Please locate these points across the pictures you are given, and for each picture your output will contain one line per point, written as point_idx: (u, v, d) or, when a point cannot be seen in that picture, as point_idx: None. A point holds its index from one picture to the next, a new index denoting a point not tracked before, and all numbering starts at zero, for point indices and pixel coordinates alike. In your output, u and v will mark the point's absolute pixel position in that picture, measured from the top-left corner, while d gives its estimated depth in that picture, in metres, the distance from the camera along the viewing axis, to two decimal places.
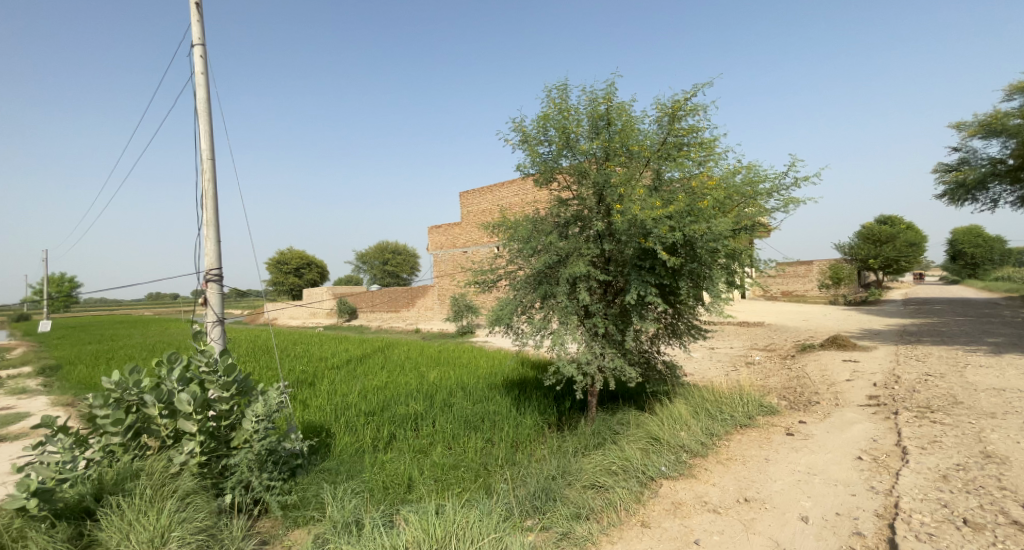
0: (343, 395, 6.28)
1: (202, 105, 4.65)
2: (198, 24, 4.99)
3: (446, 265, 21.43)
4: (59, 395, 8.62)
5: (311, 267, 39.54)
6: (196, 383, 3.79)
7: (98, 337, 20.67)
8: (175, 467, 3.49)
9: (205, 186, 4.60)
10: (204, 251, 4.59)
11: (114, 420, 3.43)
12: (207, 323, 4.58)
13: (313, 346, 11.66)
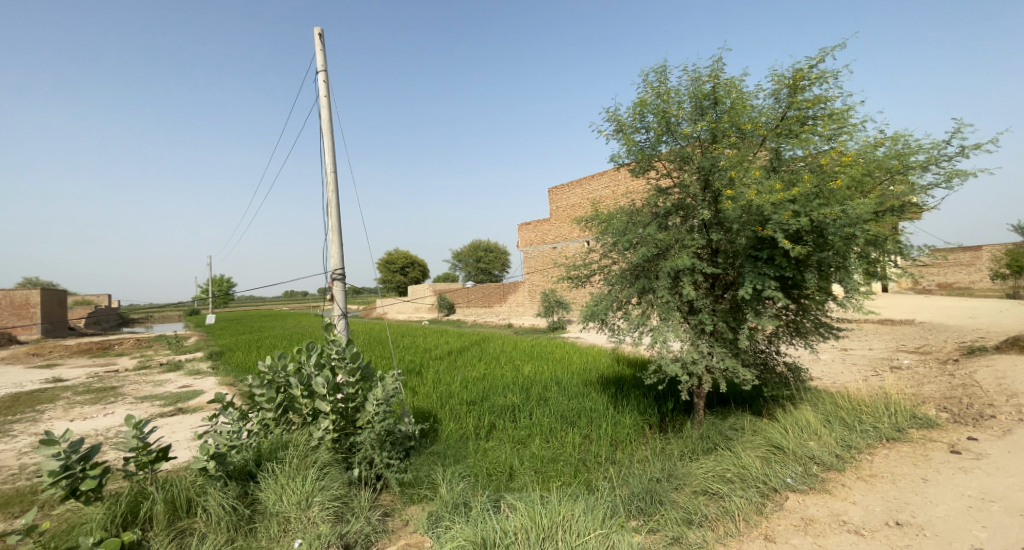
0: (446, 384, 6.66)
1: (326, 124, 5.24)
2: (322, 53, 5.63)
3: (537, 261, 21.58)
4: (222, 377, 10.33)
5: (415, 266, 42.42)
6: (328, 368, 4.28)
7: (246, 329, 24.26)
8: (314, 441, 3.99)
9: (330, 196, 5.18)
10: (330, 253, 5.19)
11: (268, 397, 4.04)
12: (333, 316, 5.18)
13: (416, 339, 12.51)
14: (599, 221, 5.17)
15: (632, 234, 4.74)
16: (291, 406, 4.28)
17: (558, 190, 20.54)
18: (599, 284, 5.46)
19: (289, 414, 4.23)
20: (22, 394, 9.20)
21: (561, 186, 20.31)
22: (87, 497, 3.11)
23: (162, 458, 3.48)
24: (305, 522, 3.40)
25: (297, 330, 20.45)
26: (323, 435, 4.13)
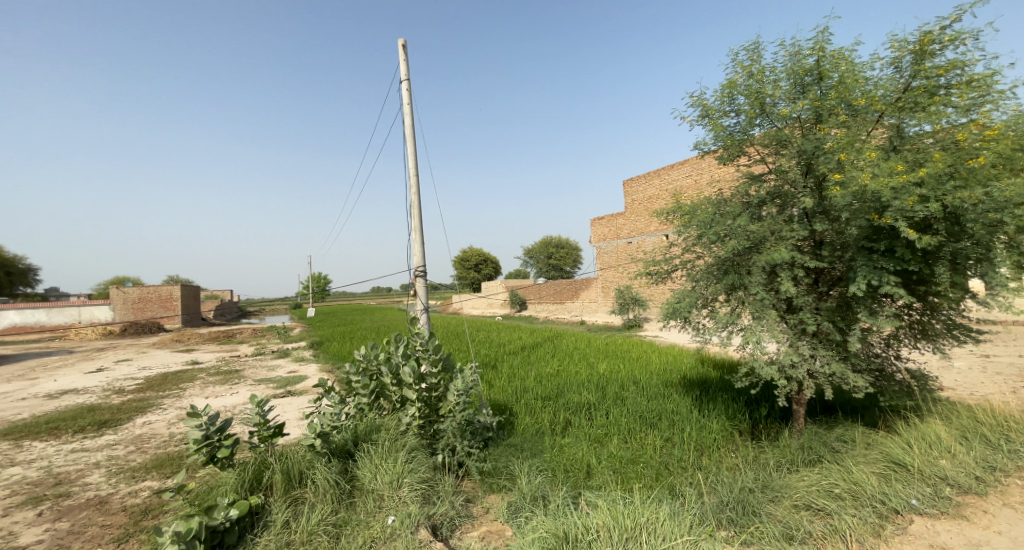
0: (520, 379, 6.72)
1: (409, 130, 5.53)
2: (406, 63, 5.95)
3: (610, 257, 21.03)
4: (320, 365, 11.33)
5: (488, 262, 43.28)
6: (413, 358, 4.52)
7: (338, 322, 26.37)
8: (402, 427, 4.25)
9: (413, 198, 5.46)
10: (413, 251, 5.48)
11: (363, 384, 4.37)
12: (416, 311, 5.46)
13: (490, 334, 12.78)
14: (681, 213, 4.89)
15: (721, 226, 4.43)
16: (382, 393, 4.59)
17: (633, 182, 19.82)
18: (681, 280, 5.18)
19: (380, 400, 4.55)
20: (166, 374, 10.80)
21: (637, 178, 19.56)
22: (222, 463, 3.61)
23: (279, 433, 3.93)
24: (397, 501, 3.65)
25: (381, 323, 21.83)
26: (410, 421, 4.38)
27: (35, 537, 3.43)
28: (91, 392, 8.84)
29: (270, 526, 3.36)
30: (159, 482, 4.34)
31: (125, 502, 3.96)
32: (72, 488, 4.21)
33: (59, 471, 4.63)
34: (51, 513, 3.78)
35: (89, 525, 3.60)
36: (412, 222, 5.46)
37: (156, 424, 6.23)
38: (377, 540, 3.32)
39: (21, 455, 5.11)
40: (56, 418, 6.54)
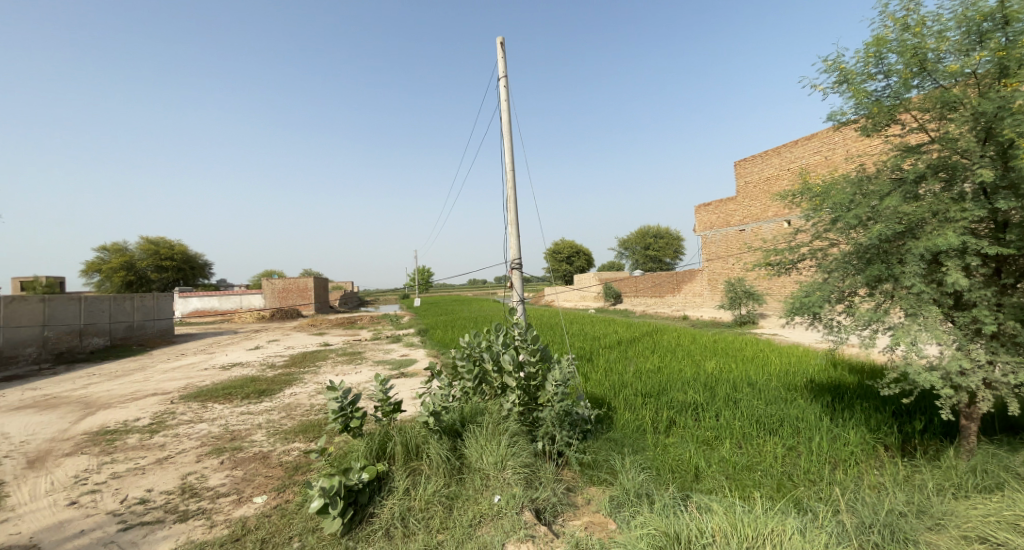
0: (619, 374, 6.54)
1: (506, 126, 5.63)
2: (504, 63, 6.09)
3: (718, 246, 19.50)
4: (427, 350, 12.15)
5: (582, 255, 42.52)
6: (513, 347, 4.63)
7: (439, 311, 28.01)
8: (504, 412, 4.38)
9: (509, 192, 5.56)
10: (509, 245, 5.59)
11: (468, 369, 4.61)
12: (512, 303, 5.57)
13: (586, 327, 12.60)
14: (810, 195, 4.35)
15: (864, 208, 3.86)
16: (484, 379, 4.78)
17: (747, 162, 18.06)
18: (810, 271, 4.62)
19: (484, 385, 4.74)
20: (304, 353, 12.43)
21: (751, 158, 17.79)
22: (353, 432, 4.07)
23: (398, 409, 4.33)
24: (502, 482, 3.81)
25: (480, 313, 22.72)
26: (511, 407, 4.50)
27: (220, 480, 4.20)
28: (250, 366, 10.50)
29: (393, 491, 3.72)
30: (305, 444, 5.04)
31: (281, 458, 4.67)
32: (242, 443, 5.07)
33: (233, 428, 5.60)
34: (229, 462, 4.60)
35: (256, 474, 4.32)
36: (509, 216, 5.57)
37: (300, 395, 7.23)
38: (485, 516, 3.51)
39: (206, 414, 6.27)
40: (227, 385, 7.89)
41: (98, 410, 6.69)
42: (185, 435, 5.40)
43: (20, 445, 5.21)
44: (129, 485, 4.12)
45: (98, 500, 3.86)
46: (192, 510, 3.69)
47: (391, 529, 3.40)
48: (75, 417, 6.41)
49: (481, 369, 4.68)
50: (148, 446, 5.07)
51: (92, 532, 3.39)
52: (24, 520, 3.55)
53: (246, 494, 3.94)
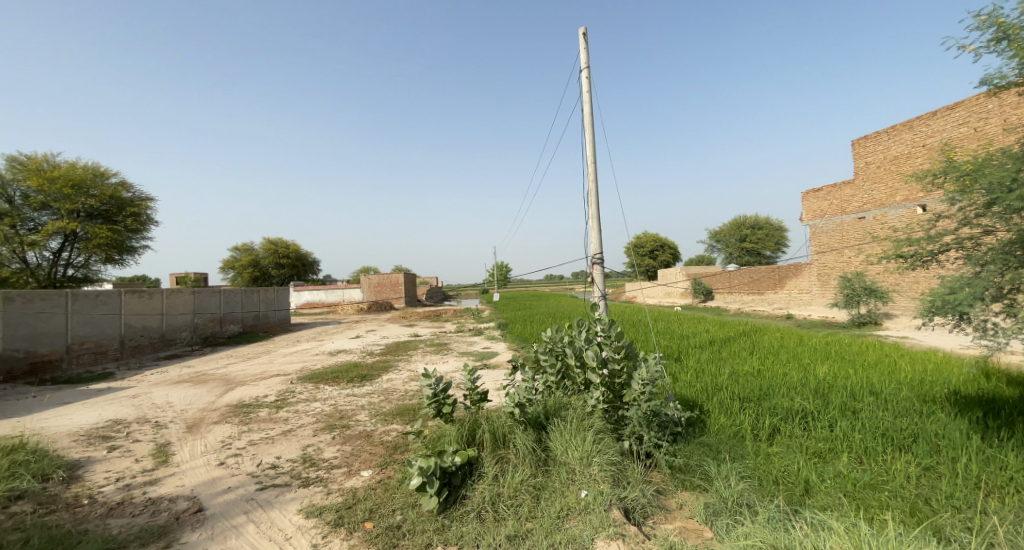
0: (713, 375, 6.16)
1: (587, 118, 5.52)
2: (587, 54, 5.97)
3: (831, 237, 17.55)
4: (510, 344, 12.36)
5: (666, 249, 40.67)
6: (596, 343, 4.46)
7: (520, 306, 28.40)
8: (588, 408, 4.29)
9: (590, 185, 5.46)
10: (590, 239, 5.48)
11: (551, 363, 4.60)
12: (593, 298, 5.46)
13: (674, 324, 12.03)
14: (956, 175, 3.76)
15: None
16: (567, 374, 4.73)
17: (869, 141, 16.01)
18: (954, 263, 3.99)
19: (567, 380, 4.71)
20: (397, 343, 13.30)
21: (874, 135, 15.72)
22: (446, 417, 4.30)
23: (485, 399, 4.48)
24: (588, 477, 3.78)
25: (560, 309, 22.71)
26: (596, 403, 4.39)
27: (333, 453, 4.66)
28: (352, 353, 11.51)
29: (483, 477, 3.86)
30: (403, 426, 5.41)
31: (383, 437, 5.06)
32: (350, 422, 5.58)
33: (341, 408, 6.17)
34: (339, 437, 5.08)
35: (363, 450, 4.73)
36: (590, 210, 5.47)
37: (396, 381, 7.77)
38: (573, 510, 3.51)
39: (319, 394, 6.98)
40: (335, 370, 8.69)
41: (236, 387, 7.74)
42: (303, 412, 6.06)
43: (180, 413, 6.19)
44: (262, 451, 4.72)
45: (239, 462, 4.47)
46: (312, 478, 4.13)
47: (482, 512, 3.53)
48: (219, 391, 7.46)
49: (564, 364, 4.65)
50: (275, 420, 5.76)
51: (236, 489, 3.93)
52: (186, 474, 4.22)
53: (355, 467, 4.33)
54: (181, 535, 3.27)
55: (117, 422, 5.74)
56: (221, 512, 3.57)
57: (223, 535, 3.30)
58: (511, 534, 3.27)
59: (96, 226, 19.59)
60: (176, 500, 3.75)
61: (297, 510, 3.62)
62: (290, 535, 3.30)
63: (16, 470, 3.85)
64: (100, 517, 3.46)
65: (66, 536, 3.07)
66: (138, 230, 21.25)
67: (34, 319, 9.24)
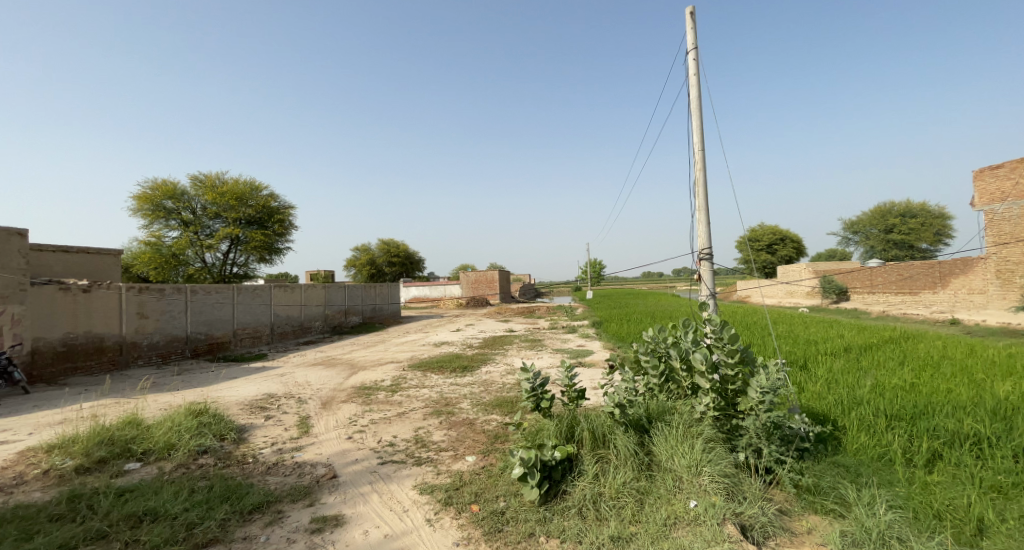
0: (851, 387, 5.42)
1: (693, 102, 5.17)
2: (695, 35, 5.59)
3: (1015, 225, 14.49)
4: (605, 343, 12.09)
5: (787, 242, 36.74)
6: (705, 345, 4.13)
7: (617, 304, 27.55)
8: (697, 414, 4.01)
9: (697, 176, 5.10)
10: (697, 233, 5.12)
11: (653, 365, 4.40)
12: (701, 297, 5.09)
13: (797, 328, 10.84)
14: None
15: None
16: (672, 377, 4.46)
17: None
18: None
19: (671, 383, 4.46)
20: (494, 337, 13.74)
21: None
22: (544, 412, 4.34)
23: (583, 396, 4.45)
24: (697, 487, 3.55)
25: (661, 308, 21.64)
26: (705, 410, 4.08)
27: (441, 436, 4.96)
28: (455, 345, 12.13)
29: (583, 475, 3.84)
30: (503, 417, 5.58)
31: (484, 426, 5.26)
32: (455, 409, 5.89)
33: (447, 396, 6.55)
34: (446, 423, 5.39)
35: (467, 436, 4.96)
36: (696, 200, 5.12)
37: (496, 373, 8.04)
38: (681, 519, 3.32)
39: (428, 381, 7.48)
40: (440, 360, 9.25)
41: (359, 371, 8.59)
42: (414, 396, 6.54)
43: (316, 391, 7.05)
44: (381, 430, 5.18)
45: (363, 438, 4.96)
46: (423, 458, 4.44)
47: (583, 510, 3.50)
48: (345, 374, 8.35)
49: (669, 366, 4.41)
50: (390, 402, 6.29)
51: (361, 461, 4.36)
52: (322, 444, 4.78)
53: (461, 452, 4.56)
54: (321, 496, 3.72)
55: (270, 396, 6.70)
56: (351, 481, 3.99)
57: (354, 500, 3.68)
58: (615, 535, 3.20)
59: (253, 231, 23.00)
60: (316, 465, 4.27)
61: (412, 485, 3.91)
62: (408, 508, 3.58)
63: (202, 430, 4.67)
64: (261, 473, 4.06)
65: (237, 486, 3.65)
66: (284, 234, 24.61)
67: (211, 307, 11.11)
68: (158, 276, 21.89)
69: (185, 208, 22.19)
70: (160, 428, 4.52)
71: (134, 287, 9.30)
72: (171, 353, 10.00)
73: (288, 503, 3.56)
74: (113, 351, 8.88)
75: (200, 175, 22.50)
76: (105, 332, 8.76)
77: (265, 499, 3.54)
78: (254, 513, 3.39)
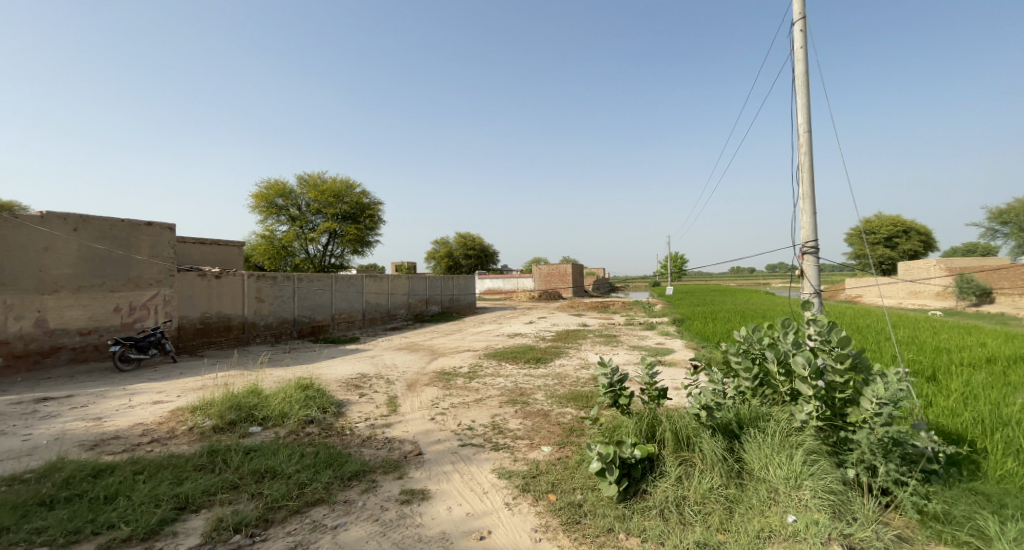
0: (993, 404, 4.63)
1: (799, 79, 4.68)
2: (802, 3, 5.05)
3: None
4: (687, 342, 11.50)
5: (912, 235, 32.16)
6: (809, 348, 3.74)
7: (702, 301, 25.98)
8: (797, 423, 3.67)
9: (801, 160, 4.63)
10: (800, 224, 4.65)
11: (744, 367, 4.11)
12: (802, 295, 4.59)
13: (922, 333, 9.45)
14: None
15: None
16: (768, 381, 4.13)
17: None
18: None
19: (766, 387, 4.12)
20: (568, 331, 13.65)
21: None
22: (622, 409, 4.24)
23: (665, 396, 4.27)
24: (797, 501, 3.26)
25: (751, 306, 20.03)
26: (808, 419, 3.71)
27: (517, 425, 5.05)
28: (529, 337, 12.26)
29: (665, 476, 3.70)
30: (578, 411, 5.55)
31: (559, 418, 5.26)
32: (530, 400, 5.96)
33: (522, 386, 6.65)
34: (521, 412, 5.48)
35: (542, 427, 5.00)
36: (800, 188, 4.66)
37: (570, 366, 8.01)
38: (777, 534, 3.06)
39: (503, 371, 7.66)
40: (515, 350, 9.40)
41: (439, 357, 9.02)
42: (490, 384, 6.73)
43: (402, 373, 7.52)
44: (461, 414, 5.40)
45: (444, 420, 5.20)
46: (500, 444, 4.56)
47: (665, 512, 3.38)
48: (427, 359, 8.81)
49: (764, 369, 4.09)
50: (468, 388, 6.53)
51: (444, 442, 4.59)
52: (409, 423, 5.10)
53: (536, 441, 4.61)
54: (409, 470, 3.97)
55: (362, 375, 7.28)
56: (435, 459, 4.21)
57: (438, 477, 3.88)
58: (701, 541, 3.04)
59: (348, 226, 25.04)
60: (404, 442, 4.56)
61: (491, 469, 4.04)
62: (488, 490, 3.69)
63: (308, 402, 5.20)
64: (357, 445, 4.43)
65: (338, 454, 4.02)
66: (375, 228, 26.45)
67: (314, 293, 12.28)
68: (271, 266, 24.61)
69: (293, 205, 24.66)
70: (277, 398, 5.10)
71: (254, 275, 10.53)
72: (282, 333, 11.22)
73: (380, 474, 3.85)
74: (238, 329, 10.16)
75: (305, 175, 24.90)
76: (231, 312, 10.02)
77: (362, 469, 3.85)
78: (353, 479, 3.71)
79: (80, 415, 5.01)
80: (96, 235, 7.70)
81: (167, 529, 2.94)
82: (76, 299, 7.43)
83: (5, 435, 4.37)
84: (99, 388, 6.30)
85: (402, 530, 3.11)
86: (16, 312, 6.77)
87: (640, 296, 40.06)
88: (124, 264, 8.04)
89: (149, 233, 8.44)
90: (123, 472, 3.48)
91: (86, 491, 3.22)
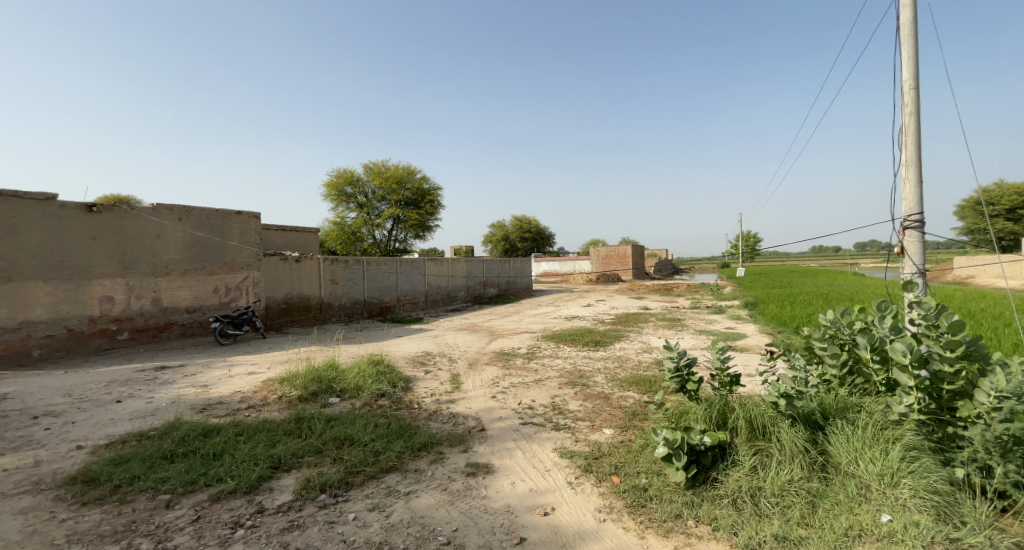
0: None
1: (906, 28, 4.10)
2: None
3: None
4: (761, 327, 10.83)
5: None
6: (910, 335, 3.37)
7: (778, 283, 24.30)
8: (893, 416, 3.33)
9: (906, 123, 4.10)
10: (902, 195, 4.13)
11: (832, 353, 3.80)
12: (903, 275, 4.09)
13: None
14: None
15: None
16: (860, 369, 3.78)
17: None
18: None
19: (856, 377, 3.77)
20: (629, 314, 13.32)
21: None
22: (691, 395, 4.08)
23: (738, 382, 4.05)
24: (892, 500, 2.95)
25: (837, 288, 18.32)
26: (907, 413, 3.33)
27: (577, 406, 5.02)
28: (588, 320, 12.13)
29: (737, 465, 3.52)
30: (640, 395, 5.42)
31: (621, 401, 5.17)
32: (590, 382, 5.90)
33: (581, 368, 6.61)
34: (581, 394, 5.44)
35: (603, 409, 4.94)
36: (903, 153, 4.13)
37: (630, 350, 7.84)
38: (869, 533, 2.80)
39: (562, 353, 7.66)
40: (573, 333, 9.33)
41: (498, 338, 9.18)
42: (549, 365, 6.76)
43: (464, 352, 7.76)
44: (521, 394, 5.46)
45: (505, 398, 5.30)
46: (561, 424, 4.56)
47: (739, 501, 3.22)
48: (487, 340, 9.00)
49: (854, 356, 3.74)
50: (527, 369, 6.59)
51: (505, 419, 4.67)
52: (472, 400, 5.24)
53: (598, 423, 4.56)
54: (473, 445, 4.10)
55: (427, 353, 7.59)
56: (498, 435, 4.30)
57: (502, 453, 3.96)
58: (779, 535, 2.87)
59: (410, 213, 25.81)
60: (468, 418, 4.70)
61: (553, 448, 4.07)
62: (550, 469, 3.72)
63: (380, 377, 5.51)
64: (425, 418, 4.63)
65: (408, 427, 4.23)
66: (435, 213, 27.09)
67: (382, 276, 12.89)
68: (342, 251, 26.14)
69: (360, 193, 25.87)
70: (352, 372, 5.44)
71: (328, 259, 11.21)
72: (354, 313, 11.94)
73: (447, 446, 4.00)
74: (316, 308, 10.93)
75: (371, 164, 26.02)
76: (310, 294, 10.77)
77: (430, 441, 4.02)
78: (422, 450, 3.89)
79: (190, 382, 5.66)
80: (196, 223, 8.52)
81: (265, 485, 3.24)
82: (183, 281, 8.31)
83: (132, 398, 5.03)
84: (204, 359, 7.07)
85: (469, 501, 3.21)
86: (137, 292, 7.70)
87: (707, 278, 37.58)
88: (219, 249, 8.85)
89: (238, 221, 9.20)
90: (227, 433, 3.88)
91: (197, 448, 3.63)
